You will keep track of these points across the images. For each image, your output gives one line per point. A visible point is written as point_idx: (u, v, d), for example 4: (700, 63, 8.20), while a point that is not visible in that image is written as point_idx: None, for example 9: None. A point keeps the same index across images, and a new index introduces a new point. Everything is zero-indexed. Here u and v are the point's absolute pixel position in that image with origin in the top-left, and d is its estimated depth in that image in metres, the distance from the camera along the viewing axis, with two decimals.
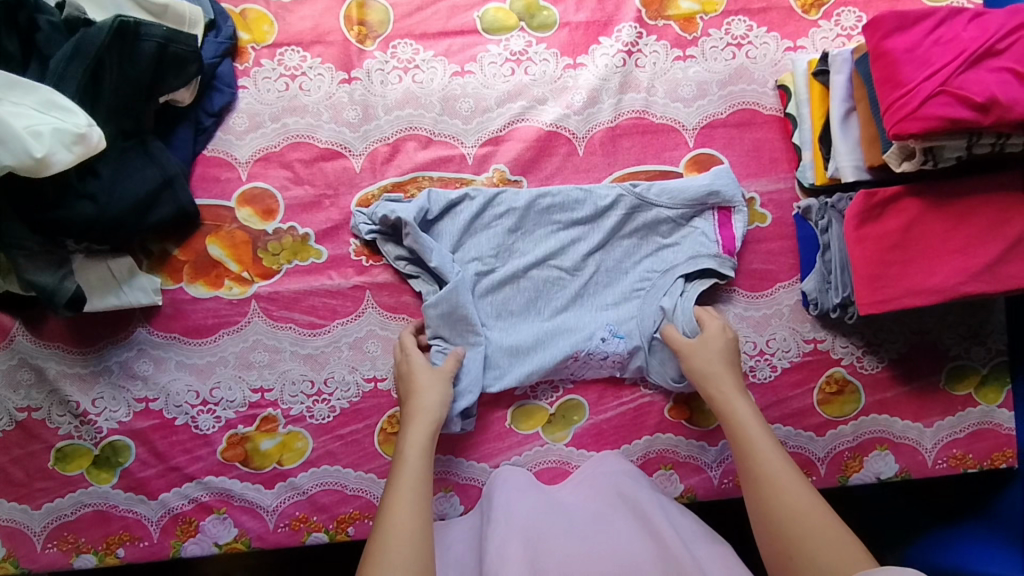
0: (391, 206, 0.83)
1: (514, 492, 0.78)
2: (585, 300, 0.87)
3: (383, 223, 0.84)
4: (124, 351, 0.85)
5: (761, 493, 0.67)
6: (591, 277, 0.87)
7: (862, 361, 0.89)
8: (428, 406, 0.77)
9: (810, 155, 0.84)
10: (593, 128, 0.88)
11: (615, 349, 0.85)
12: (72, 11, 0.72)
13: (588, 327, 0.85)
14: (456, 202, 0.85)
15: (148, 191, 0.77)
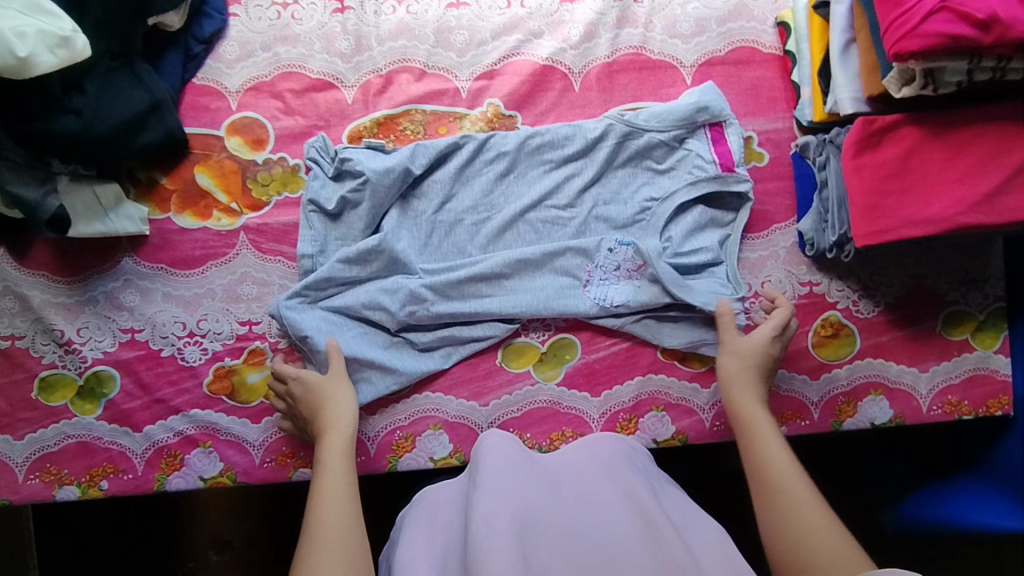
0: (361, 156, 0.81)
1: (500, 461, 0.73)
2: (592, 233, 0.85)
3: (345, 170, 0.82)
4: (110, 281, 0.84)
5: (773, 484, 0.64)
6: (600, 206, 0.85)
7: (858, 305, 0.88)
8: (336, 415, 0.75)
9: (809, 91, 0.83)
10: (590, 64, 0.87)
11: (625, 258, 0.84)
12: None
13: (600, 246, 0.84)
14: (447, 152, 0.84)
15: (134, 113, 0.76)
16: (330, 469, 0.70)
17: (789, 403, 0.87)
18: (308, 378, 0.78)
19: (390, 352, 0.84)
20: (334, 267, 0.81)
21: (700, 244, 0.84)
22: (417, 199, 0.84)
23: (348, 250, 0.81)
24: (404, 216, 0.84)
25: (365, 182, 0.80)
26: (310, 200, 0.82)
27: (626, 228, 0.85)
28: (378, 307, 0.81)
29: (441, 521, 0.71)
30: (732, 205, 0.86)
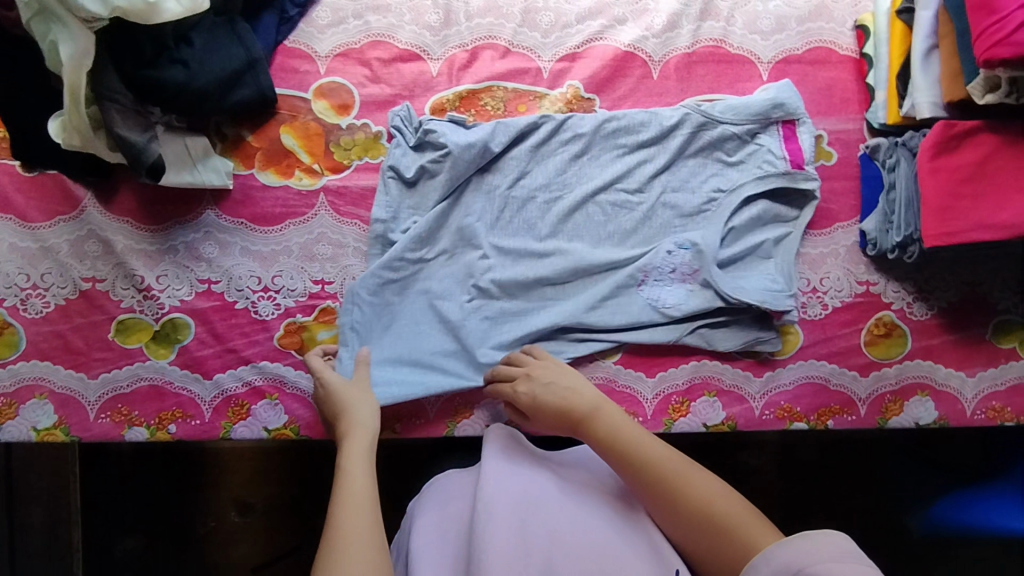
0: (446, 129, 0.82)
1: (507, 456, 0.75)
2: (657, 227, 0.86)
3: (427, 141, 0.83)
4: (191, 232, 0.87)
5: (655, 480, 0.64)
6: (666, 202, 0.86)
7: (912, 307, 0.91)
8: (362, 417, 0.74)
9: (884, 94, 0.85)
10: (669, 53, 0.89)
11: (682, 262, 0.85)
12: None
13: (659, 249, 0.85)
14: (526, 131, 0.85)
15: (233, 69, 0.79)
16: (351, 470, 0.68)
17: (838, 398, 0.90)
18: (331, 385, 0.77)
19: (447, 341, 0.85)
20: (404, 245, 0.82)
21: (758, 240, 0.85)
22: (487, 183, 0.85)
23: (418, 227, 0.83)
24: (477, 192, 0.84)
25: (446, 154, 0.82)
26: (389, 166, 0.84)
27: (687, 228, 0.86)
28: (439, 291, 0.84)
29: (452, 510, 0.75)
30: (796, 203, 0.87)
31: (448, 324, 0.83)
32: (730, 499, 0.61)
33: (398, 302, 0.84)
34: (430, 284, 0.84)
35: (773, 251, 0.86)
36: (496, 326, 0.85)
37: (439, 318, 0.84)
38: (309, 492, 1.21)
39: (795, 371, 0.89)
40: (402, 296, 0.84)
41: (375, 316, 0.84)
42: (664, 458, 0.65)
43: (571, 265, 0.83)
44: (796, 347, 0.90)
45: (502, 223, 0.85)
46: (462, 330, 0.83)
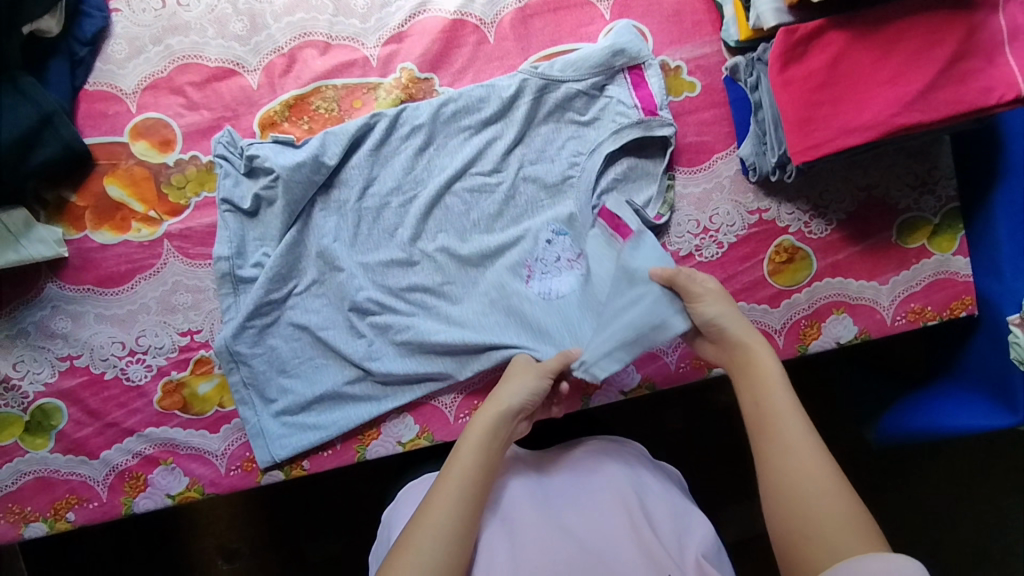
0: (278, 151, 0.77)
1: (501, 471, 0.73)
2: (525, 207, 0.80)
3: (258, 166, 0.78)
4: (38, 311, 0.80)
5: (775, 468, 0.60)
6: (530, 179, 0.80)
7: (810, 226, 0.86)
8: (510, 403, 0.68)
9: (732, 9, 0.79)
10: (501, 12, 0.82)
11: (563, 248, 0.79)
12: None
13: (529, 229, 0.79)
14: (360, 134, 0.79)
15: (24, 131, 0.73)
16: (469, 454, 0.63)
17: None
18: (542, 386, 0.71)
19: (349, 379, 0.81)
20: (264, 283, 0.79)
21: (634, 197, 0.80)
22: (338, 201, 0.79)
23: (272, 262, 0.78)
24: (322, 209, 0.80)
25: (277, 178, 0.77)
26: (223, 199, 0.79)
27: (560, 208, 0.80)
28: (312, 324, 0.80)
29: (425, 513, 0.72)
30: (658, 153, 0.81)
31: (340, 353, 0.80)
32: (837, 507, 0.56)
33: (280, 342, 0.81)
34: (303, 318, 0.80)
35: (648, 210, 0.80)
36: (390, 344, 0.80)
37: (330, 349, 0.80)
38: (283, 527, 1.12)
39: None
40: (280, 333, 0.81)
41: (266, 361, 0.81)
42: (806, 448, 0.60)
43: (443, 266, 0.79)
44: None
45: (361, 236, 0.80)
46: (359, 356, 0.79)
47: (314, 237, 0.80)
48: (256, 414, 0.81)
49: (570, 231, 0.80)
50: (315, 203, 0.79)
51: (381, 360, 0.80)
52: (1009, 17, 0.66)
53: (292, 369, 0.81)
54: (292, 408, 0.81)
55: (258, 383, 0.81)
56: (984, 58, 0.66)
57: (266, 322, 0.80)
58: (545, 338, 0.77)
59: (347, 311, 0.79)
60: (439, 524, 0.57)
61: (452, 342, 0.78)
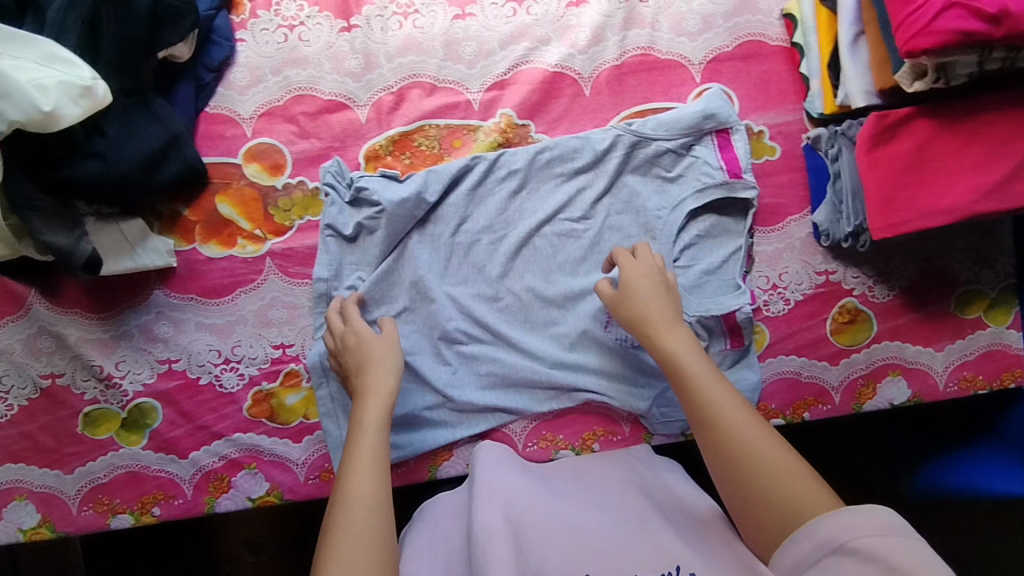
0: (384, 186, 0.82)
1: (503, 474, 0.78)
2: (608, 254, 0.86)
3: (364, 197, 0.83)
4: (143, 315, 0.85)
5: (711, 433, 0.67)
6: (614, 228, 0.85)
7: (873, 290, 0.91)
8: (379, 378, 0.76)
9: (818, 83, 0.84)
10: (599, 67, 0.87)
11: None
12: None
13: (611, 275, 0.85)
14: (459, 174, 0.84)
15: (154, 150, 0.76)
16: (366, 436, 0.71)
17: (811, 389, 0.91)
18: (388, 353, 0.78)
19: (428, 404, 0.85)
20: (359, 307, 0.84)
21: (711, 253, 0.85)
22: (432, 235, 0.85)
23: (366, 289, 0.84)
24: (417, 241, 0.85)
25: (381, 211, 0.83)
26: (327, 225, 0.84)
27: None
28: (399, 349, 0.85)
29: (443, 529, 0.78)
30: (738, 215, 0.86)
31: (426, 379, 0.85)
32: (785, 454, 0.64)
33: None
34: None
35: (724, 268, 0.85)
36: (473, 373, 0.86)
37: (415, 373, 0.85)
38: None
39: (772, 367, 0.91)
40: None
41: None
42: (741, 401, 0.68)
43: (529, 303, 0.85)
44: (764, 345, 0.91)
45: (454, 270, 0.85)
46: (443, 382, 0.85)
47: (407, 268, 0.85)
48: (338, 429, 0.86)
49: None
50: (417, 237, 0.85)
51: (463, 388, 0.85)
52: None
53: None
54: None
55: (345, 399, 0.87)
56: None
57: None
58: (618, 382, 0.85)
59: (436, 338, 0.85)
60: (360, 501, 0.65)
61: (536, 378, 0.85)
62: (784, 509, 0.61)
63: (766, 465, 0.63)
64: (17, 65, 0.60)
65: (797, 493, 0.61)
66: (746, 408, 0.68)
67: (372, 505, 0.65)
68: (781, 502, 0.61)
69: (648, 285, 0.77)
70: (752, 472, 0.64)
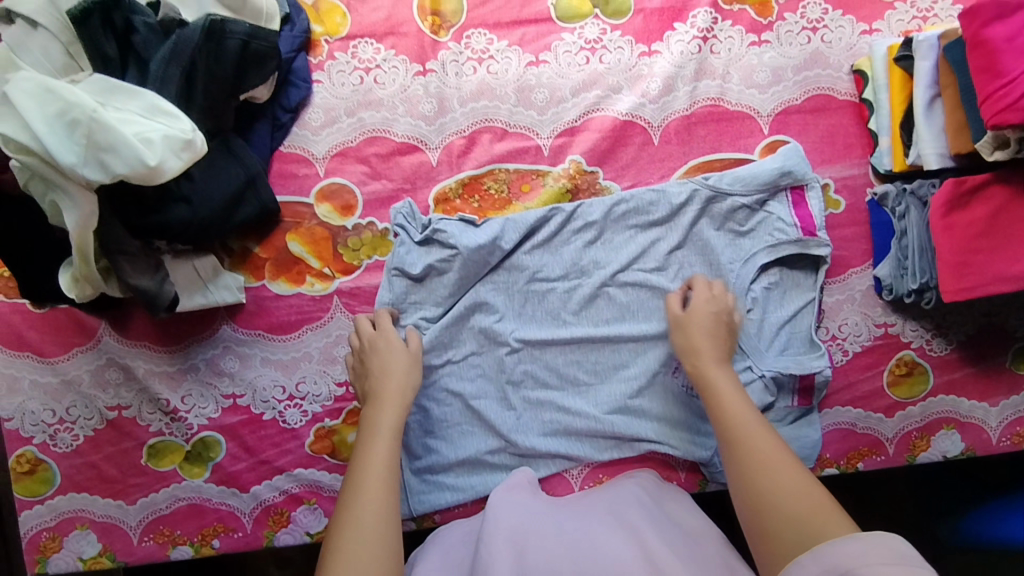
0: (462, 232, 0.83)
1: (513, 502, 0.77)
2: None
3: (440, 243, 0.84)
4: (210, 349, 0.86)
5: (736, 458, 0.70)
6: (685, 279, 0.87)
7: (931, 344, 0.91)
8: (395, 386, 0.78)
9: (888, 141, 0.84)
10: (669, 117, 0.88)
11: None
12: (167, 11, 0.68)
13: None
14: (536, 224, 0.86)
15: (233, 191, 0.77)
16: (379, 445, 0.73)
17: (866, 440, 0.92)
18: (403, 358, 0.80)
19: (491, 449, 0.86)
20: (427, 351, 0.85)
21: (780, 306, 0.88)
22: (505, 281, 0.86)
23: (433, 333, 0.85)
24: (490, 286, 0.86)
25: (456, 255, 0.83)
26: (395, 267, 0.84)
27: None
28: (466, 393, 0.87)
29: (453, 555, 0.75)
30: (810, 270, 0.89)
31: (491, 425, 0.86)
32: (805, 481, 0.66)
33: (433, 405, 0.87)
34: (463, 387, 0.87)
35: (796, 318, 0.89)
36: (537, 419, 0.87)
37: (480, 418, 0.87)
38: None
39: (829, 417, 0.91)
40: (434, 397, 0.87)
41: (418, 422, 0.87)
42: (770, 430, 0.72)
43: (599, 351, 0.87)
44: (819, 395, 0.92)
45: (525, 317, 0.87)
46: (507, 428, 0.86)
47: (478, 313, 0.86)
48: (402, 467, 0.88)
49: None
50: (489, 283, 0.86)
51: (526, 433, 0.87)
52: None
53: (439, 432, 0.87)
54: (433, 467, 0.87)
55: (406, 439, 0.88)
56: None
57: (425, 384, 0.87)
58: (680, 431, 0.86)
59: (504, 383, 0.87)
60: (367, 510, 0.68)
61: (598, 427, 0.86)
62: (799, 529, 0.62)
63: (780, 491, 0.66)
64: (121, 117, 0.61)
65: (809, 513, 0.63)
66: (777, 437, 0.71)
67: (382, 511, 0.68)
68: (794, 521, 0.63)
69: (698, 312, 0.81)
70: (773, 491, 0.66)
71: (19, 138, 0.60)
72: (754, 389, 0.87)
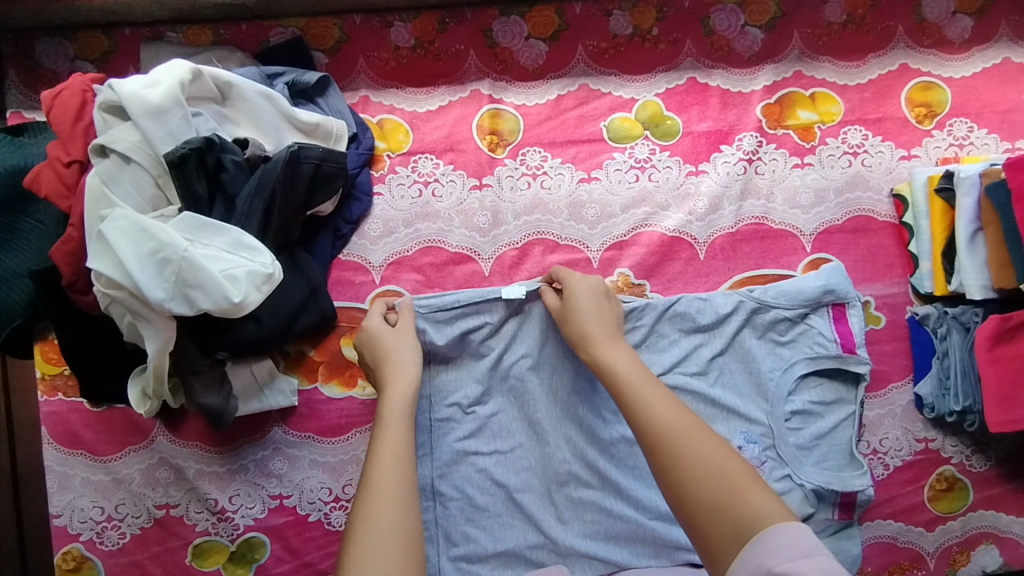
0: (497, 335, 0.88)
1: None
2: (720, 410, 0.88)
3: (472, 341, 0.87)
4: (260, 450, 0.87)
5: (653, 443, 0.65)
6: (724, 385, 0.89)
7: (971, 460, 0.92)
8: (398, 369, 0.78)
9: (929, 265, 0.87)
10: (714, 233, 0.90)
11: (753, 455, 0.86)
12: (254, 149, 0.73)
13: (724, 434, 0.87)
14: None
15: (295, 305, 0.80)
16: (392, 430, 0.72)
17: (907, 555, 0.91)
18: (405, 342, 0.80)
19: (534, 544, 0.86)
20: (469, 437, 0.87)
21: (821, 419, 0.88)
22: (546, 374, 0.88)
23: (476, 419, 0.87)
24: (534, 381, 0.87)
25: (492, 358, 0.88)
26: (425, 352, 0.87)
27: (755, 422, 0.88)
28: (507, 487, 0.87)
29: None
30: (849, 383, 0.89)
31: (534, 519, 0.86)
32: (721, 455, 0.62)
33: (476, 493, 0.87)
34: (507, 479, 0.87)
35: (836, 431, 0.89)
36: (579, 518, 0.87)
37: (522, 511, 0.86)
38: None
39: (870, 530, 0.91)
40: (477, 484, 0.87)
41: (459, 507, 0.87)
42: (679, 405, 0.68)
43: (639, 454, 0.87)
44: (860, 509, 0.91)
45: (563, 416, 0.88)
46: (548, 525, 0.86)
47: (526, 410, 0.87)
48: (437, 555, 0.86)
49: (761, 442, 0.87)
50: (531, 384, 0.87)
51: (566, 531, 0.86)
52: None
53: (479, 520, 0.87)
54: (471, 557, 0.86)
55: (446, 527, 0.87)
56: None
57: (466, 477, 0.87)
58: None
59: (547, 479, 0.87)
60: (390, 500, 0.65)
61: (638, 532, 0.86)
62: (727, 517, 0.57)
63: (699, 467, 0.61)
64: (208, 255, 0.64)
65: (732, 500, 0.58)
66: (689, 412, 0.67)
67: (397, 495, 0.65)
68: (722, 509, 0.58)
69: (582, 293, 0.81)
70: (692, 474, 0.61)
71: (111, 273, 0.63)
72: (795, 498, 0.87)
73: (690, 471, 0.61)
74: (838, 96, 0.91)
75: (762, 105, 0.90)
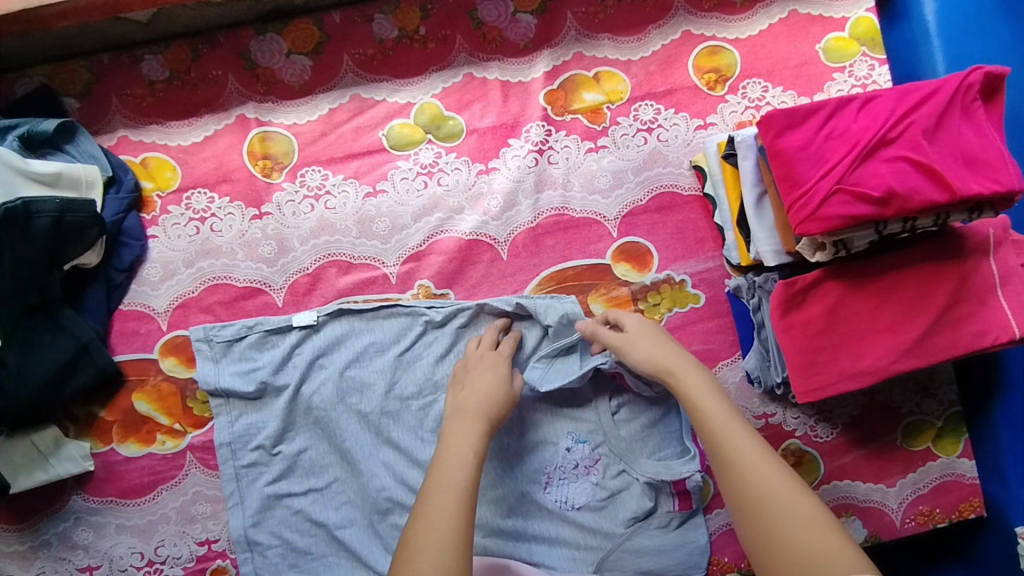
0: (292, 363, 0.83)
1: None
2: (543, 412, 0.85)
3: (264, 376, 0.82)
4: (61, 522, 0.83)
5: (738, 477, 0.61)
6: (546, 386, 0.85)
7: (816, 430, 0.88)
8: (489, 382, 0.75)
9: (732, 236, 0.83)
10: (514, 231, 0.87)
11: (582, 455, 0.84)
12: None
13: (546, 438, 0.85)
14: (390, 340, 0.84)
15: (58, 365, 0.76)
16: (454, 446, 0.68)
17: None
18: (500, 359, 0.79)
19: None
20: (277, 476, 0.82)
21: (648, 409, 0.85)
22: (351, 401, 0.83)
23: (286, 458, 0.83)
24: (343, 413, 0.83)
25: (287, 391, 0.82)
26: (223, 390, 0.82)
27: (580, 420, 0.85)
28: (324, 525, 0.82)
29: None
30: None
31: (357, 555, 0.81)
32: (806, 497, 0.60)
33: (296, 536, 0.82)
34: (327, 516, 0.82)
35: (666, 419, 0.85)
36: None
37: (346, 548, 0.81)
38: None
39: (718, 518, 0.87)
40: (295, 527, 0.82)
41: (280, 554, 0.82)
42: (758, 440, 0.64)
43: None
44: (709, 497, 0.87)
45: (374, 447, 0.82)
46: (373, 558, 0.80)
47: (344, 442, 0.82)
48: None
49: (589, 440, 0.85)
50: (336, 412, 0.82)
51: None
52: (1001, 262, 0.71)
53: (303, 565, 0.82)
54: None
55: None
56: (978, 301, 0.70)
57: (281, 519, 0.82)
58: (558, 548, 0.83)
59: (368, 510, 0.81)
60: (444, 507, 0.61)
61: None
62: (813, 571, 0.54)
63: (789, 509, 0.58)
64: None
65: (824, 543, 0.55)
66: (769, 454, 0.63)
67: (450, 500, 0.62)
68: (808, 564, 0.55)
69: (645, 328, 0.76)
70: (780, 528, 0.58)
71: None
72: (633, 494, 0.84)
73: (780, 515, 0.58)
74: (622, 73, 0.87)
75: (545, 92, 0.87)
